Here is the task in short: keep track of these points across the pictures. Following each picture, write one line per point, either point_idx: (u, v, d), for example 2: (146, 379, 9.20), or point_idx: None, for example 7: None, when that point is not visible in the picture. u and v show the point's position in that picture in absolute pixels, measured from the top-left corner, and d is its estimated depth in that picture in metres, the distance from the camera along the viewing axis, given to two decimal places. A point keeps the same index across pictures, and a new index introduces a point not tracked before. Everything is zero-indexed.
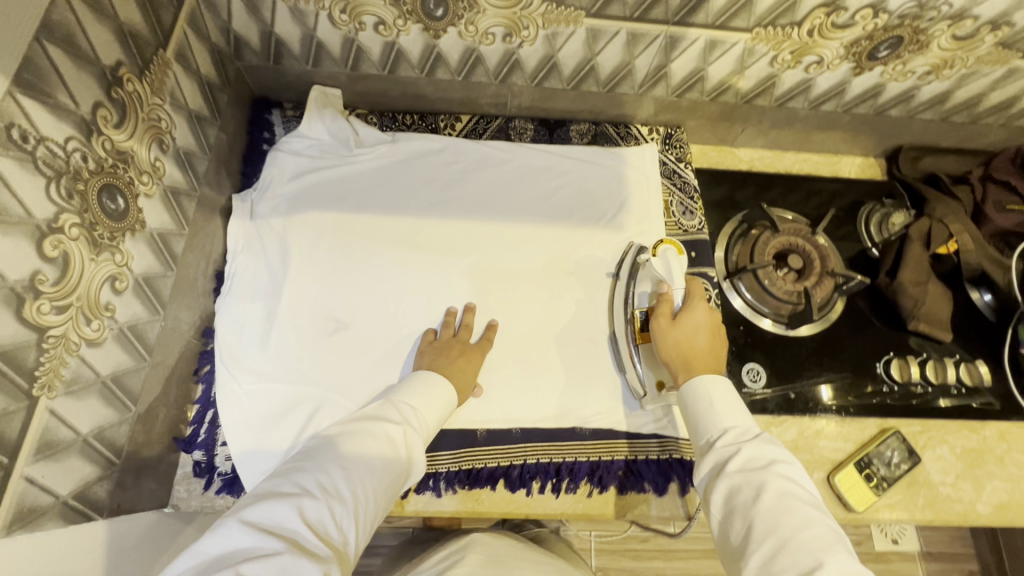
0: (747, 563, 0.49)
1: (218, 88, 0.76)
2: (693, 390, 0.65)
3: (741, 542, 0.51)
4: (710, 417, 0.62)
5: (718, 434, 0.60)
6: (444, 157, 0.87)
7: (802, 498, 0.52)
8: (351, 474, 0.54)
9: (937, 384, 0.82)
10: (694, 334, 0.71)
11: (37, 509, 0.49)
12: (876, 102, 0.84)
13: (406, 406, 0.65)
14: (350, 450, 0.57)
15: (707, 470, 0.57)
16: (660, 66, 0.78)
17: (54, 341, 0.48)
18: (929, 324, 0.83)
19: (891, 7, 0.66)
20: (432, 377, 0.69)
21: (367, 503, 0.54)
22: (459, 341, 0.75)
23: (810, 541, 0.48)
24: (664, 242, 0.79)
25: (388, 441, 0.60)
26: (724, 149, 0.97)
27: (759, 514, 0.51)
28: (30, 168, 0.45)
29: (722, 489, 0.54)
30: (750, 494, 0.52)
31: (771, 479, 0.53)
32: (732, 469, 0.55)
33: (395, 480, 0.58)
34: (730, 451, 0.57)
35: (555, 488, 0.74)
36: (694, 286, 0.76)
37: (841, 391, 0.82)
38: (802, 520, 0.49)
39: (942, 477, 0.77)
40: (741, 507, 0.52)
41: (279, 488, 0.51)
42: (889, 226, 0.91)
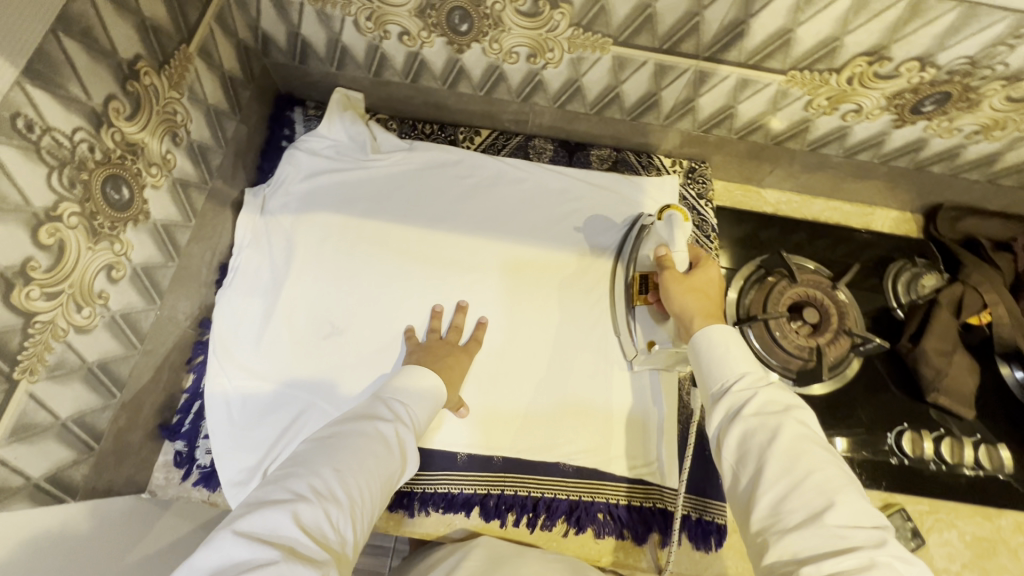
0: (756, 502, 0.46)
1: (241, 84, 0.76)
2: (708, 336, 0.58)
3: (749, 486, 0.47)
4: (726, 362, 0.55)
5: (736, 377, 0.54)
6: (459, 170, 0.86)
7: (817, 441, 0.47)
8: (347, 474, 0.49)
9: (952, 463, 0.77)
10: (707, 286, 0.64)
11: (7, 490, 0.49)
12: (917, 156, 0.79)
13: (395, 403, 0.60)
14: (343, 447, 0.51)
15: (719, 418, 0.52)
16: (687, 100, 0.75)
17: (41, 327, 0.49)
18: (950, 399, 0.78)
19: (939, 61, 0.62)
20: (421, 373, 0.65)
21: (364, 505, 0.49)
22: (444, 343, 0.74)
23: (823, 481, 0.44)
24: (670, 207, 0.73)
25: (380, 440, 0.54)
26: (750, 188, 0.93)
27: (773, 457, 0.46)
28: (32, 157, 0.45)
29: (736, 433, 0.49)
30: (765, 437, 0.48)
31: (791, 424, 0.48)
32: (748, 413, 0.50)
33: (389, 478, 0.52)
34: (748, 395, 0.51)
35: (531, 523, 0.72)
36: (698, 249, 0.70)
37: (857, 445, 0.78)
38: (818, 460, 0.45)
39: (947, 564, 0.73)
40: (756, 450, 0.47)
41: (269, 494, 0.45)
42: (918, 287, 0.85)
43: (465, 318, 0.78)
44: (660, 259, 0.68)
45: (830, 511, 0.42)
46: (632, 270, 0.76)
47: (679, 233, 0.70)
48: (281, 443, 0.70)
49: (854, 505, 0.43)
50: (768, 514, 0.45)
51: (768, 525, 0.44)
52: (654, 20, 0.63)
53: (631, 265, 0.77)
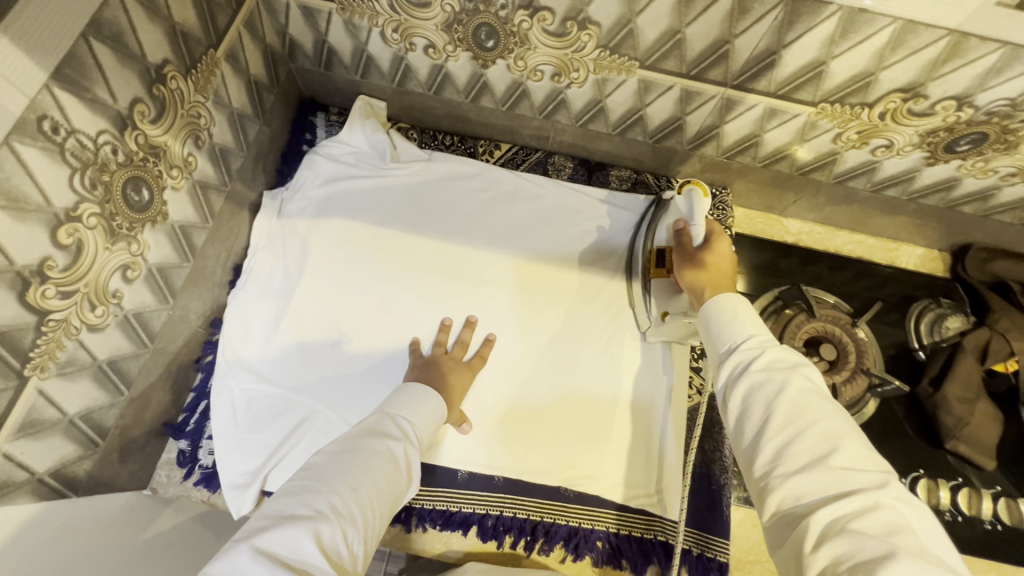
0: (758, 451, 0.43)
1: (266, 88, 0.77)
2: (717, 305, 0.56)
3: (755, 436, 0.45)
4: (734, 324, 0.53)
5: (744, 339, 0.51)
6: (476, 183, 0.86)
7: (822, 395, 0.45)
8: (362, 494, 0.48)
9: (968, 515, 0.75)
10: (721, 261, 0.63)
11: (12, 483, 0.49)
12: (947, 195, 0.77)
13: (403, 420, 0.60)
14: (358, 464, 0.50)
15: (726, 376, 0.50)
16: (712, 126, 0.74)
17: (54, 325, 0.49)
18: (972, 448, 0.76)
19: (978, 102, 0.60)
20: (426, 393, 0.64)
21: (374, 525, 0.49)
22: (449, 358, 0.73)
23: (829, 429, 0.42)
24: (692, 184, 0.70)
25: (391, 459, 0.54)
26: (772, 217, 0.91)
27: (779, 407, 0.44)
28: (56, 159, 0.46)
29: (742, 389, 0.47)
30: (771, 391, 0.45)
31: (799, 378, 0.45)
32: (755, 368, 0.47)
33: (396, 497, 0.52)
34: (755, 353, 0.49)
35: (528, 546, 0.71)
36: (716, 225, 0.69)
37: None
38: (823, 410, 0.43)
39: None
40: (762, 402, 0.45)
41: (289, 510, 0.44)
42: (940, 329, 0.84)
43: (472, 334, 0.77)
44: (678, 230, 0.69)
45: (834, 455, 0.40)
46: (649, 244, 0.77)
47: (699, 206, 0.68)
48: (284, 447, 0.70)
49: (860, 451, 0.41)
50: (771, 460, 0.42)
51: (770, 471, 0.42)
52: (682, 46, 0.62)
53: (648, 242, 0.78)
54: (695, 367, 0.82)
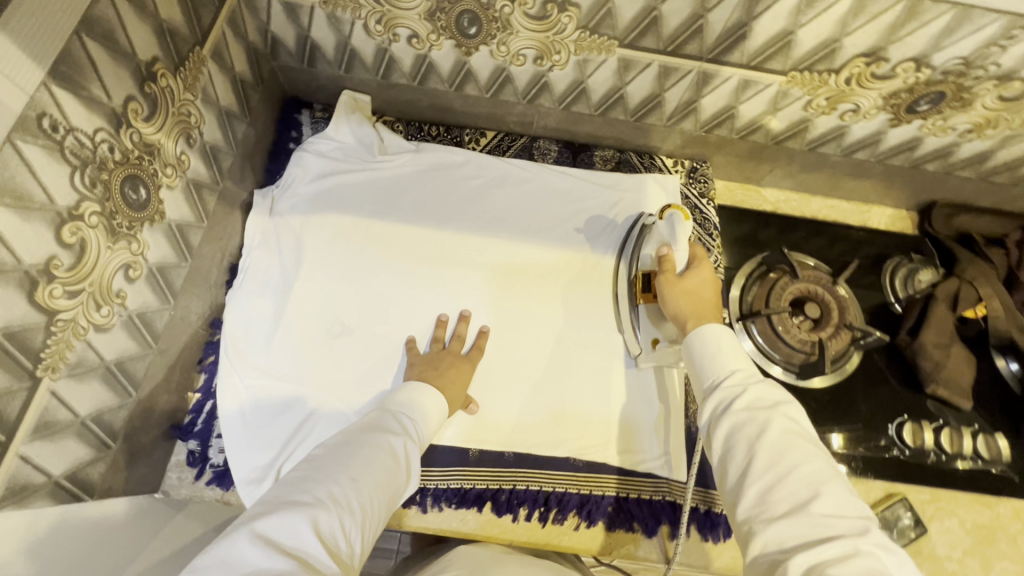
0: (742, 493, 0.47)
1: (251, 86, 0.77)
2: (701, 336, 0.60)
3: (739, 474, 0.49)
4: (717, 360, 0.57)
5: (725, 374, 0.56)
6: (465, 170, 0.88)
7: (804, 436, 0.49)
8: (361, 485, 0.50)
9: (951, 453, 0.79)
10: (703, 288, 0.67)
11: (30, 486, 0.49)
12: (912, 154, 0.81)
13: (404, 418, 0.62)
14: (358, 458, 0.52)
15: (709, 413, 0.54)
16: (690, 100, 0.77)
17: (63, 326, 0.49)
18: (949, 391, 0.80)
19: (934, 62, 0.64)
20: (429, 390, 0.67)
21: (373, 517, 0.50)
22: (448, 353, 0.75)
23: (809, 474, 0.46)
24: (671, 207, 0.73)
25: (391, 453, 0.56)
26: (750, 187, 0.95)
27: (762, 449, 0.48)
28: (56, 157, 0.46)
29: (725, 427, 0.51)
30: (754, 430, 0.49)
31: (780, 418, 0.50)
32: (737, 407, 0.52)
33: (396, 492, 0.54)
34: (737, 391, 0.54)
35: (542, 517, 0.73)
36: (699, 251, 0.72)
37: (854, 441, 0.79)
38: (804, 452, 0.47)
39: (949, 551, 0.75)
40: (744, 441, 0.49)
41: (292, 495, 0.46)
42: (914, 282, 0.88)
43: (467, 327, 0.79)
44: (661, 258, 0.70)
45: (814, 500, 0.44)
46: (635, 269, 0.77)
47: (681, 231, 0.71)
48: (293, 441, 0.71)
49: (840, 496, 0.45)
50: (755, 503, 0.46)
51: (754, 515, 0.46)
52: (659, 23, 0.65)
53: (632, 265, 0.78)
54: None
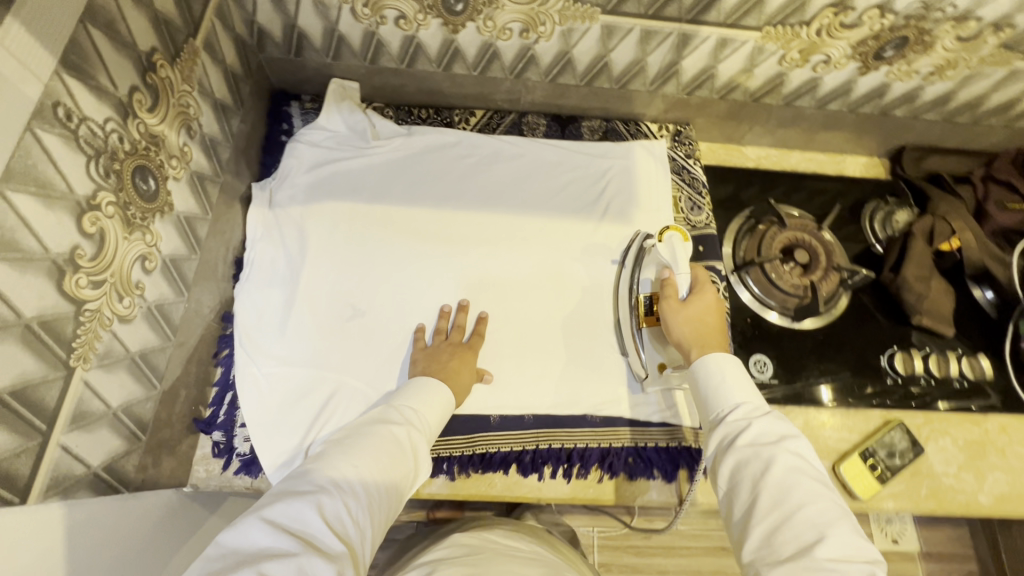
0: (748, 534, 0.50)
1: (241, 78, 0.78)
2: (706, 366, 0.63)
3: (745, 511, 0.52)
4: (721, 391, 0.61)
5: (729, 408, 0.59)
6: (458, 151, 0.89)
7: (808, 473, 0.52)
8: (363, 471, 0.53)
9: (941, 377, 0.84)
10: (705, 315, 0.70)
11: (71, 477, 0.50)
12: (881, 101, 0.87)
13: (407, 408, 0.64)
14: (358, 447, 0.56)
15: (714, 445, 0.57)
16: (672, 63, 0.80)
17: (90, 316, 0.50)
18: (931, 319, 0.85)
19: (897, 7, 0.69)
20: (434, 383, 0.69)
21: (380, 500, 0.53)
22: (450, 343, 0.76)
23: (814, 516, 0.48)
24: (670, 229, 0.80)
25: (394, 440, 0.58)
26: (732, 147, 0.99)
27: (766, 488, 0.51)
28: (73, 145, 0.46)
29: (730, 463, 0.54)
30: (758, 467, 0.52)
31: (783, 456, 0.52)
32: (740, 443, 0.55)
33: (402, 476, 0.56)
34: (741, 426, 0.56)
35: (566, 473, 0.75)
36: (699, 271, 0.76)
37: (841, 394, 0.83)
38: (808, 493, 0.49)
39: (945, 468, 0.78)
40: (749, 479, 0.52)
41: (296, 486, 0.50)
42: (892, 223, 0.93)
43: (466, 316, 0.80)
44: (665, 282, 0.74)
45: (819, 544, 0.46)
46: (636, 294, 0.79)
47: (677, 253, 0.79)
48: (316, 425, 0.72)
49: (845, 538, 0.47)
50: (762, 546, 0.49)
51: (760, 557, 0.48)
52: None
53: (634, 290, 0.80)
54: None
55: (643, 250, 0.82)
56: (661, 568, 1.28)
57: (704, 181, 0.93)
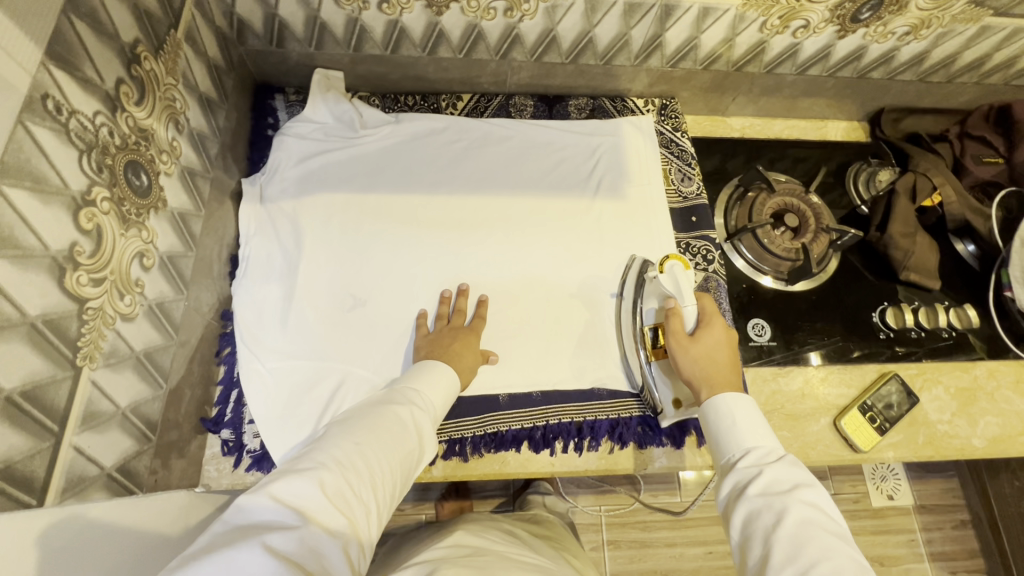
0: None
1: (224, 72, 0.77)
2: (714, 408, 0.63)
3: (760, 564, 0.50)
4: (733, 436, 0.60)
5: (741, 453, 0.59)
6: (447, 135, 0.89)
7: (824, 526, 0.50)
8: (364, 448, 0.53)
9: (930, 329, 0.87)
10: (715, 352, 0.69)
11: (85, 479, 0.49)
12: (859, 64, 0.89)
13: (410, 389, 0.65)
14: (359, 426, 0.56)
15: (727, 493, 0.57)
16: (655, 36, 0.81)
17: (93, 314, 0.49)
18: (919, 274, 0.88)
19: None
20: (436, 364, 0.69)
21: (381, 477, 0.53)
22: (451, 327, 0.76)
23: (829, 572, 0.46)
24: (670, 259, 0.77)
25: (396, 419, 0.59)
26: (717, 119, 1.01)
27: (778, 541, 0.49)
28: (64, 140, 0.45)
29: (742, 513, 0.53)
30: (770, 519, 0.51)
31: (795, 506, 0.51)
32: (752, 493, 0.53)
33: (405, 454, 0.57)
34: (751, 474, 0.56)
35: (578, 447, 0.76)
36: (705, 301, 0.74)
37: (830, 356, 0.84)
38: (823, 548, 0.47)
39: (940, 416, 0.81)
40: (762, 532, 0.51)
41: (297, 463, 0.50)
42: (876, 183, 0.94)
43: (466, 301, 0.80)
44: (671, 312, 0.73)
45: None
46: (642, 326, 0.78)
47: (682, 284, 0.76)
48: (325, 415, 0.71)
49: None
50: None
51: None
52: None
53: (637, 320, 0.79)
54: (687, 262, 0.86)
55: (644, 281, 0.81)
56: (668, 541, 1.30)
57: (692, 152, 0.94)
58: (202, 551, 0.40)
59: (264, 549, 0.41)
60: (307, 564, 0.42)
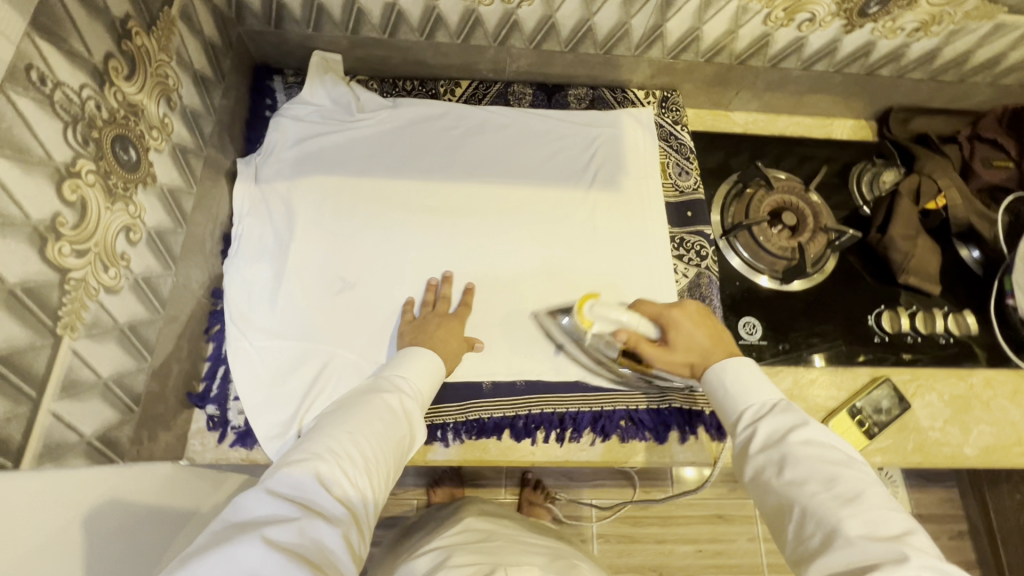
0: (784, 532, 0.52)
1: (221, 51, 0.77)
2: (714, 380, 0.66)
3: (775, 507, 0.53)
4: (728, 403, 0.63)
5: (738, 414, 0.61)
6: (445, 121, 0.89)
7: (823, 457, 0.53)
8: (358, 436, 0.54)
9: (927, 335, 0.85)
10: (691, 339, 0.70)
11: (64, 445, 0.50)
12: (867, 60, 0.87)
13: (397, 376, 0.65)
14: (349, 416, 0.57)
15: (736, 455, 0.60)
16: (656, 26, 0.80)
17: (75, 285, 0.50)
18: (919, 277, 0.86)
19: None
20: (415, 351, 0.68)
21: (376, 463, 0.54)
22: (437, 314, 0.76)
23: (830, 498, 0.49)
24: (583, 301, 0.73)
25: (386, 407, 0.59)
26: (719, 113, 0.99)
27: (783, 484, 0.53)
28: (48, 111, 0.46)
29: (750, 469, 0.56)
30: (773, 467, 0.54)
31: (792, 451, 0.54)
32: (754, 450, 0.57)
33: (397, 440, 0.57)
34: (749, 433, 0.59)
35: (560, 438, 0.76)
36: (646, 306, 0.73)
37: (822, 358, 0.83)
38: (823, 478, 0.51)
39: (931, 422, 0.79)
40: (770, 479, 0.54)
41: (290, 457, 0.51)
42: (879, 183, 0.93)
43: (452, 288, 0.80)
44: (633, 340, 0.69)
45: (843, 526, 0.47)
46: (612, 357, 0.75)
47: (612, 309, 0.71)
48: (312, 393, 0.72)
49: (867, 514, 0.48)
50: (795, 542, 0.50)
51: (797, 552, 0.50)
52: None
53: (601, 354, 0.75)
54: (680, 256, 0.86)
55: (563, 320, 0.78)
56: (658, 537, 1.30)
57: (692, 146, 0.93)
58: (202, 551, 0.41)
59: (264, 543, 0.42)
60: (311, 554, 0.43)
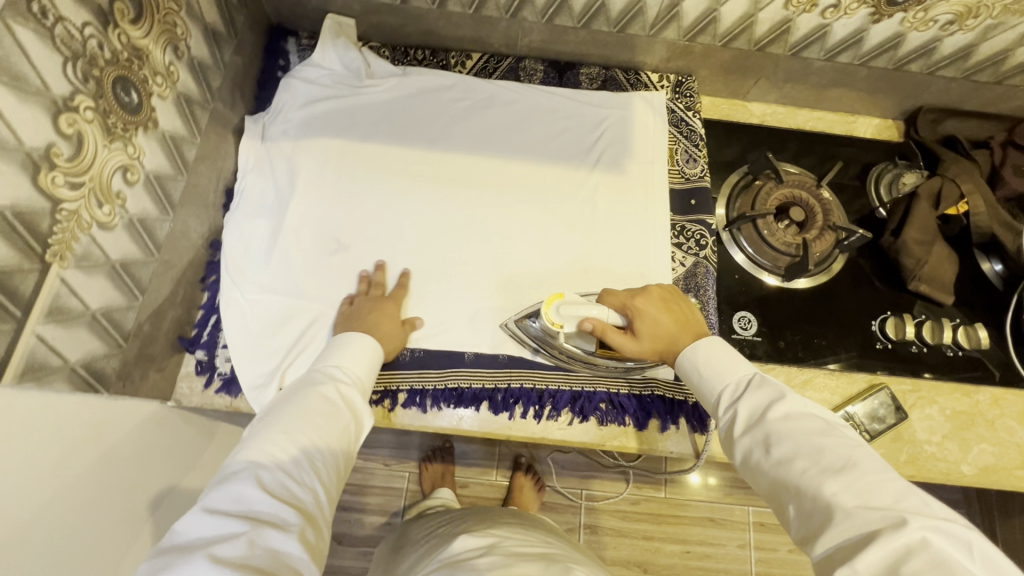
0: (782, 513, 0.50)
1: (235, 8, 0.78)
2: (688, 361, 0.65)
3: (769, 487, 0.52)
4: (705, 384, 0.62)
5: (717, 394, 0.61)
6: (453, 93, 0.89)
7: (807, 431, 0.51)
8: (297, 437, 0.54)
9: (933, 345, 0.81)
10: (658, 324, 0.68)
11: (47, 368, 0.53)
12: (896, 53, 0.83)
13: (333, 367, 0.65)
14: (287, 416, 0.56)
15: (723, 443, 0.58)
16: (672, 4, 0.78)
17: (66, 216, 0.52)
18: (931, 285, 0.82)
19: None
20: (346, 338, 0.68)
21: (322, 459, 0.55)
22: (370, 299, 0.74)
23: (819, 471, 0.48)
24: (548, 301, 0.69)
25: (325, 400, 0.60)
26: (736, 103, 0.96)
27: (770, 467, 0.51)
28: (47, 43, 0.48)
29: (739, 453, 0.55)
30: (760, 449, 0.53)
31: (773, 429, 0.53)
32: (738, 434, 0.56)
33: (341, 431, 0.58)
34: (732, 415, 0.58)
35: (537, 414, 0.76)
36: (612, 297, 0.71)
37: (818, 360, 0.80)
38: (810, 451, 0.49)
39: (929, 436, 0.76)
40: (759, 462, 0.53)
41: (226, 471, 0.50)
42: (899, 186, 0.88)
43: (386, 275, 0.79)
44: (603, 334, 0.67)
45: (836, 498, 0.45)
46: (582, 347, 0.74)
47: (577, 305, 0.69)
48: (297, 349, 0.73)
49: (861, 482, 0.46)
50: (794, 520, 0.48)
51: (800, 532, 0.48)
52: None
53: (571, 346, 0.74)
54: (679, 243, 0.84)
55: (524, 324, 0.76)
56: (647, 534, 1.29)
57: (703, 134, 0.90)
58: None
59: (210, 561, 0.42)
60: (264, 561, 0.44)
